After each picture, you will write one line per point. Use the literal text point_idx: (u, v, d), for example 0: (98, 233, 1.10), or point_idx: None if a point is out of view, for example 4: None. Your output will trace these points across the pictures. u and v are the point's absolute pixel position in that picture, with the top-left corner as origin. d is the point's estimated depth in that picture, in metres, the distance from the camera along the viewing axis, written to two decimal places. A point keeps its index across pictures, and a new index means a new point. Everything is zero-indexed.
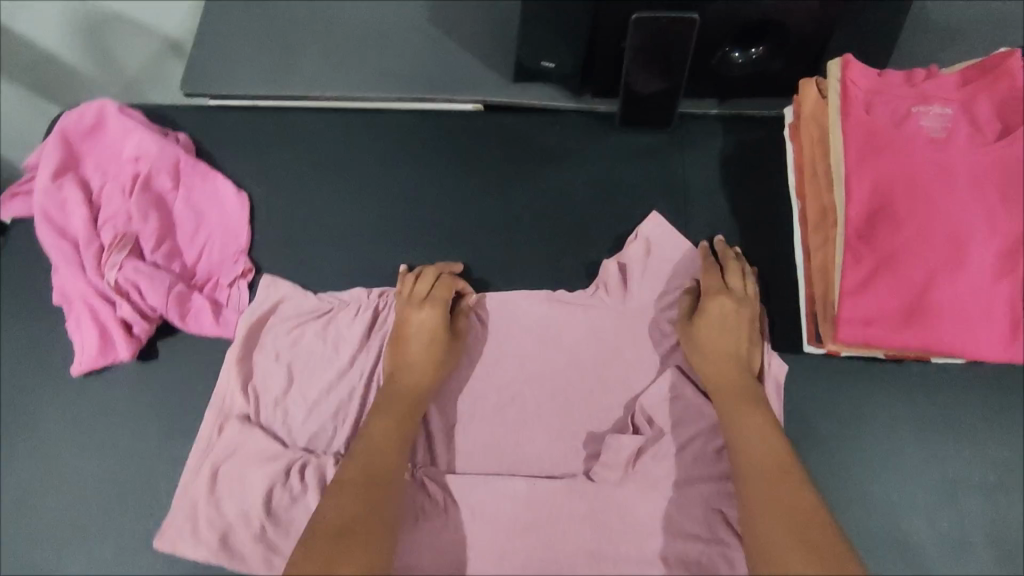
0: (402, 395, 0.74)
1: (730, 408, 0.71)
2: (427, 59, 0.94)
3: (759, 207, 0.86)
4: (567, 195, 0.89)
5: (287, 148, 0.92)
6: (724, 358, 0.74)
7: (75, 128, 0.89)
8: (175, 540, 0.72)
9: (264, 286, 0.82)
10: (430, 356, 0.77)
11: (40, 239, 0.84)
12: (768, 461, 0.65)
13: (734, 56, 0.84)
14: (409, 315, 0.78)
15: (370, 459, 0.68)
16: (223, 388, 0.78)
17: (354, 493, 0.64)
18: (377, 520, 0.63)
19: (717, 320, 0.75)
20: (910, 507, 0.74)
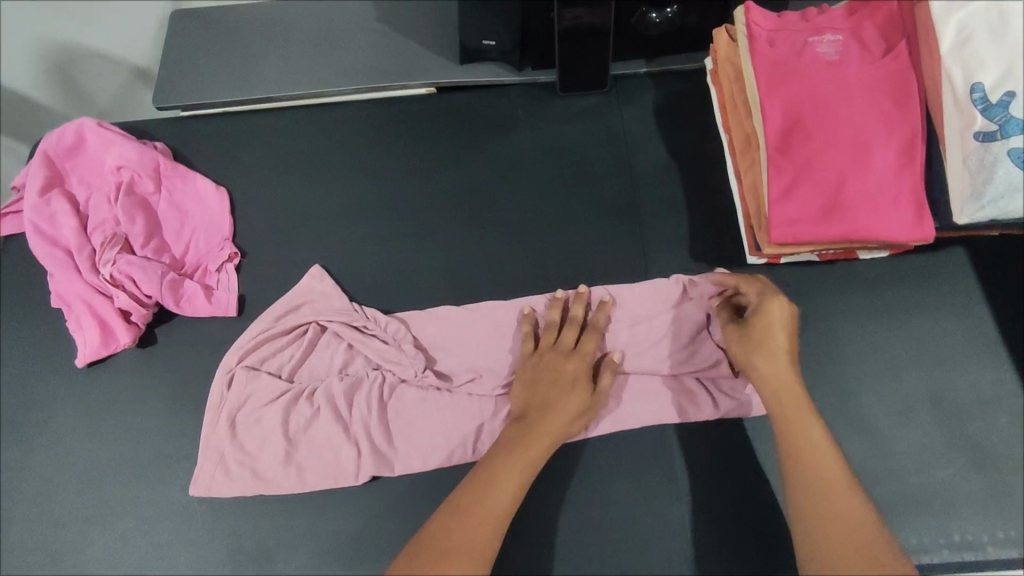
0: (547, 430, 0.73)
1: (802, 418, 0.69)
2: (379, 52, 1.02)
3: (692, 147, 0.96)
4: (520, 156, 0.96)
5: (258, 145, 0.99)
6: (789, 377, 0.71)
7: (57, 149, 0.95)
8: (209, 482, 0.78)
9: (314, 277, 0.87)
10: (580, 408, 0.76)
11: (35, 252, 0.89)
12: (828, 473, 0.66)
13: (652, 16, 0.95)
14: (553, 350, 0.80)
15: (498, 486, 0.68)
16: (236, 348, 0.83)
17: (496, 509, 0.66)
18: (476, 552, 0.63)
19: (784, 331, 0.72)
20: (866, 390, 0.80)
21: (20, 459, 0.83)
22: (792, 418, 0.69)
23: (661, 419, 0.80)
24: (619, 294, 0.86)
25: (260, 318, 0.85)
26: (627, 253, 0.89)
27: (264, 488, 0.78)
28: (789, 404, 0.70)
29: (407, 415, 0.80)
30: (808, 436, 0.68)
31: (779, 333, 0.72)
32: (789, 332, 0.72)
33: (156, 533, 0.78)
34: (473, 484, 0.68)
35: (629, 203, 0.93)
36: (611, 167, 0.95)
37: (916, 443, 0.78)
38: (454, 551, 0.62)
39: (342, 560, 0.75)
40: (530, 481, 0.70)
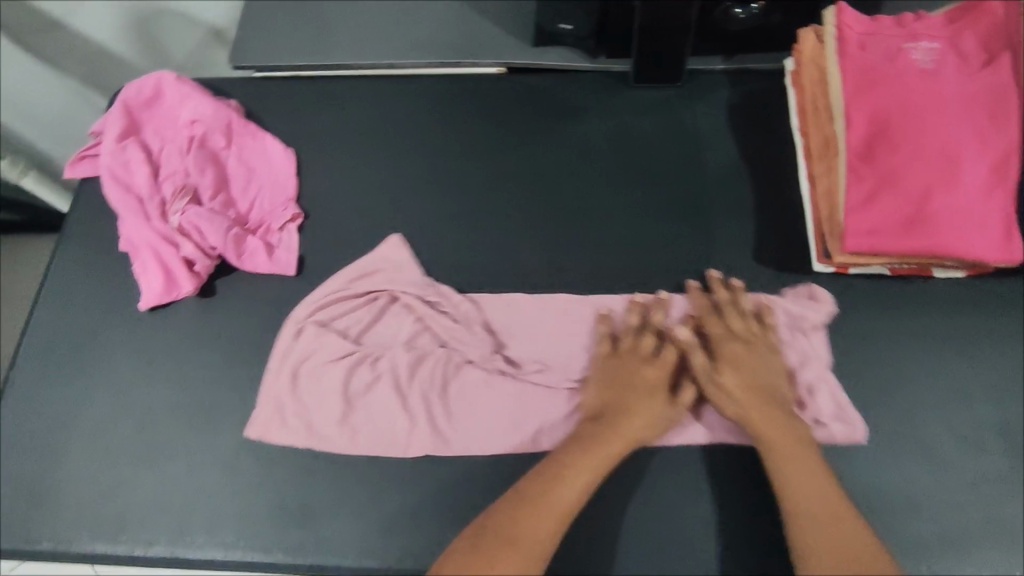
0: (620, 433, 0.74)
1: (776, 441, 0.72)
2: (453, 29, 1.03)
3: (764, 149, 0.94)
4: (589, 143, 0.95)
5: (327, 111, 1.00)
6: (756, 399, 0.74)
7: (135, 99, 0.97)
8: (268, 430, 0.79)
9: (394, 246, 0.88)
10: (659, 415, 0.75)
11: (108, 196, 0.92)
12: (821, 505, 0.68)
13: (737, 12, 0.92)
14: (636, 355, 0.79)
15: (566, 484, 0.70)
16: (307, 306, 0.84)
17: (564, 506, 0.69)
18: (538, 541, 0.67)
19: (729, 359, 0.77)
20: (928, 413, 0.78)
21: (76, 393, 0.84)
22: (771, 445, 0.72)
23: (731, 433, 0.77)
24: None
25: (333, 281, 0.86)
26: (690, 251, 0.88)
27: (321, 445, 0.79)
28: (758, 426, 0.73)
29: (471, 394, 0.80)
30: (792, 465, 0.71)
31: (733, 359, 0.77)
32: (742, 357, 0.77)
33: (201, 479, 0.79)
34: (544, 479, 0.70)
35: (695, 200, 0.91)
36: (680, 163, 0.93)
37: (978, 472, 0.75)
38: (516, 537, 0.66)
39: (382, 525, 0.75)
40: (597, 480, 0.71)
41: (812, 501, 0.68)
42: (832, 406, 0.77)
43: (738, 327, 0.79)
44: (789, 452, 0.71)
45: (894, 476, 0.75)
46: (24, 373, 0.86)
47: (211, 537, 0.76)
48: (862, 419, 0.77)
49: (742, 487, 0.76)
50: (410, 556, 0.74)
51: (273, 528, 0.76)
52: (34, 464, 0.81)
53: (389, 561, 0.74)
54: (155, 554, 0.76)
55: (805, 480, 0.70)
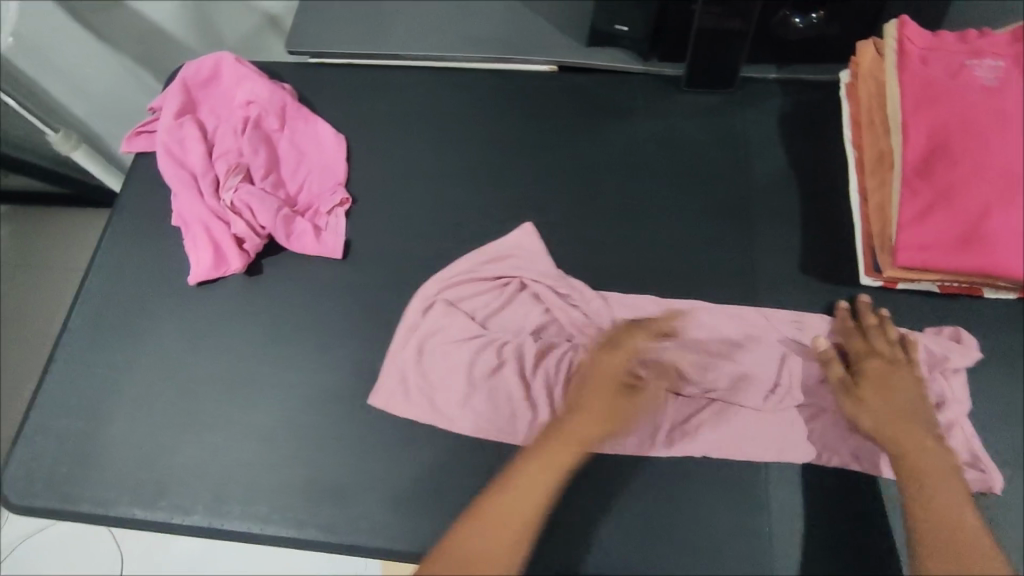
0: (568, 438, 0.72)
1: (915, 460, 0.70)
2: (507, 26, 1.04)
3: (815, 159, 0.93)
4: (637, 144, 0.95)
5: (379, 99, 1.01)
6: (905, 419, 0.72)
7: (194, 78, 1.00)
8: (389, 399, 0.80)
9: (527, 238, 0.88)
10: (578, 414, 0.74)
11: (163, 171, 0.94)
12: (958, 534, 0.64)
13: (796, 20, 0.93)
14: (592, 360, 0.78)
15: (519, 494, 0.68)
16: (442, 285, 0.85)
17: (528, 514, 0.67)
18: (500, 556, 0.65)
19: (875, 376, 0.76)
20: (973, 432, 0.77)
21: (124, 360, 0.86)
22: (912, 462, 0.70)
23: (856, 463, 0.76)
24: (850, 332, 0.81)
25: (466, 267, 0.86)
26: (736, 257, 0.88)
27: (436, 423, 0.79)
28: (900, 442, 0.71)
29: None
30: (930, 490, 0.68)
31: (875, 376, 0.76)
32: (884, 376, 0.75)
33: (241, 452, 0.80)
34: (497, 491, 0.69)
35: (742, 207, 0.91)
36: (728, 169, 0.93)
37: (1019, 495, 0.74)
38: (480, 552, 0.65)
39: (414, 509, 0.76)
40: (557, 487, 0.70)
41: (950, 522, 0.65)
42: (967, 451, 0.75)
43: (885, 350, 0.77)
44: (931, 472, 0.69)
45: None
46: (74, 338, 0.89)
47: (247, 509, 0.77)
48: (998, 469, 0.75)
49: (786, 493, 0.76)
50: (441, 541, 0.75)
51: (307, 504, 0.77)
52: (79, 427, 0.83)
53: (419, 545, 0.75)
54: (191, 522, 0.77)
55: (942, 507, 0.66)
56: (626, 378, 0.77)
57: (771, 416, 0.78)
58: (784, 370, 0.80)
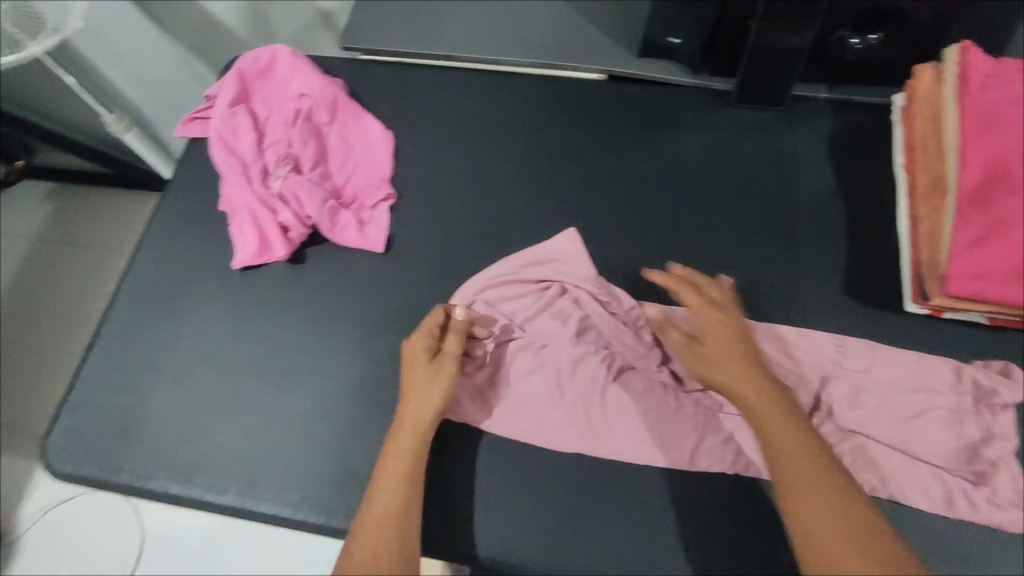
0: (409, 417, 0.75)
1: (768, 417, 0.68)
2: (558, 33, 1.05)
3: (864, 182, 0.92)
4: (682, 156, 0.95)
5: (427, 98, 1.03)
6: (728, 365, 0.72)
7: (250, 68, 1.02)
8: None
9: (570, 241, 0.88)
10: (423, 393, 0.76)
11: (214, 156, 0.96)
12: (834, 513, 0.61)
13: (853, 41, 0.91)
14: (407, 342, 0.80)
15: (393, 460, 0.72)
16: (482, 285, 0.86)
17: (391, 483, 0.71)
18: (384, 529, 0.67)
19: (706, 323, 0.75)
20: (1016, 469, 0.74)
21: (166, 338, 0.89)
22: (760, 419, 0.69)
23: (893, 493, 0.74)
24: (891, 359, 0.80)
25: (507, 268, 0.87)
26: (777, 275, 0.87)
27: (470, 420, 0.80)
28: (745, 398, 0.70)
29: (633, 399, 0.81)
30: (792, 465, 0.65)
31: (715, 325, 0.75)
32: (721, 325, 0.75)
33: (274, 436, 0.81)
34: (386, 461, 0.73)
35: (787, 226, 0.90)
36: (773, 186, 0.93)
37: None
38: (366, 523, 0.68)
39: (442, 504, 0.77)
40: (416, 466, 0.72)
41: (800, 479, 0.64)
42: (1014, 491, 0.73)
43: (714, 297, 0.78)
44: (777, 430, 0.67)
45: (971, 529, 0.73)
46: (119, 313, 0.91)
47: (277, 492, 0.79)
48: None
49: None
50: (466, 539, 0.75)
51: (336, 492, 0.78)
52: (121, 400, 0.85)
53: (445, 540, 0.76)
54: (223, 500, 0.79)
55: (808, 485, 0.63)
56: (432, 349, 0.79)
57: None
58: (823, 394, 0.79)
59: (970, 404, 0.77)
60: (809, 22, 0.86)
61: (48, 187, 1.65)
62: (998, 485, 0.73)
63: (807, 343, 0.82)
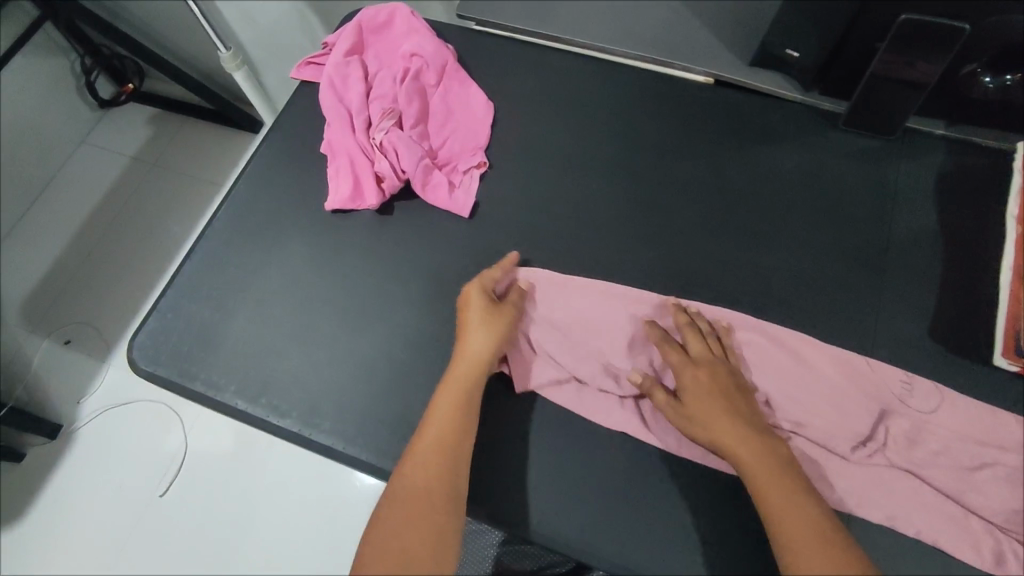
0: (462, 367, 0.77)
1: (752, 456, 0.68)
2: (671, 30, 1.05)
3: (969, 226, 0.88)
4: (779, 171, 0.94)
5: (531, 76, 1.04)
6: (737, 431, 0.70)
7: (369, 22, 1.06)
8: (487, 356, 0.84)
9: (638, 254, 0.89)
10: (479, 331, 0.79)
11: (322, 101, 1.00)
12: (802, 530, 0.63)
13: (985, 79, 0.87)
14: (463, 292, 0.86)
15: (445, 399, 0.74)
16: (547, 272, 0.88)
17: (443, 416, 0.73)
18: (431, 468, 0.69)
19: (697, 385, 0.73)
20: None
21: (254, 265, 0.94)
22: (776, 505, 0.65)
23: (949, 546, 0.71)
24: (965, 409, 0.77)
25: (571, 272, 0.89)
26: (858, 305, 0.85)
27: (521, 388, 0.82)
28: (756, 480, 0.67)
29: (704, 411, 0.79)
30: (765, 484, 0.66)
31: (698, 397, 0.73)
32: (701, 399, 0.73)
33: (338, 373, 0.85)
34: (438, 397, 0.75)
35: (878, 258, 0.87)
36: (870, 216, 0.90)
37: None
38: (416, 462, 0.70)
39: (488, 466, 0.79)
40: (465, 412, 0.74)
41: (773, 497, 0.65)
42: None
43: (699, 351, 0.77)
44: (800, 519, 0.64)
45: None
46: (213, 234, 0.97)
47: (335, 427, 0.82)
48: None
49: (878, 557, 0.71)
50: (506, 504, 0.77)
51: (389, 437, 0.81)
52: (205, 316, 0.91)
53: (485, 502, 0.77)
54: (283, 425, 0.83)
55: (781, 503, 0.65)
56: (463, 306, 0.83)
57: (865, 471, 0.75)
58: (880, 426, 0.77)
59: None
60: (940, 56, 0.83)
61: (153, 111, 1.75)
62: None
63: (876, 373, 0.79)
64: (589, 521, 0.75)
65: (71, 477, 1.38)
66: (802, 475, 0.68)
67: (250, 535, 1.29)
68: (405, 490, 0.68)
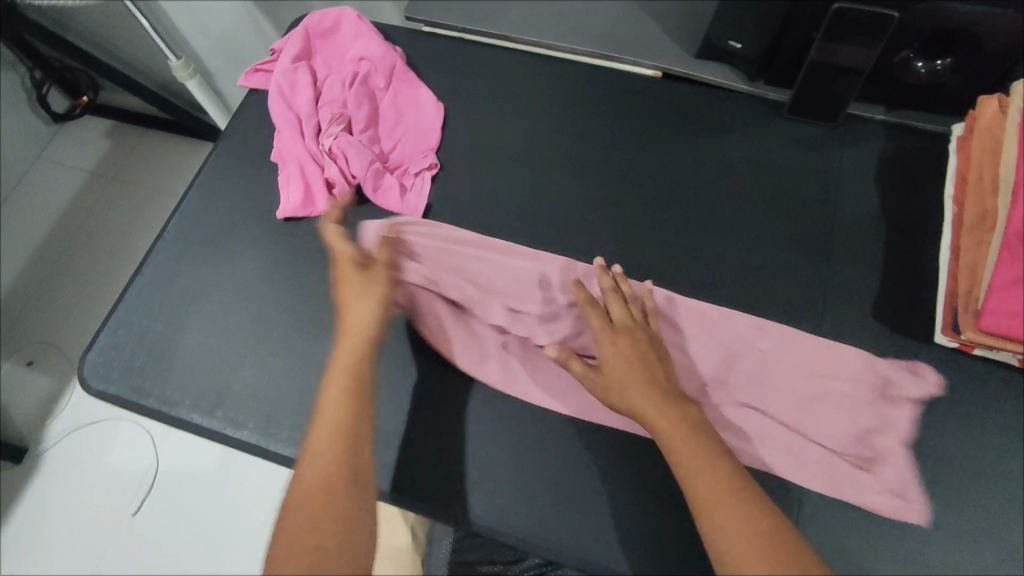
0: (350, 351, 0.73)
1: (658, 414, 0.68)
2: (618, 26, 1.06)
3: (908, 209, 0.90)
4: (725, 161, 0.95)
5: (482, 76, 1.05)
6: (650, 394, 0.70)
7: (316, 27, 1.05)
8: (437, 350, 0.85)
9: (592, 246, 0.90)
10: (369, 296, 0.77)
11: (271, 108, 0.99)
12: (710, 483, 0.62)
13: (918, 65, 0.89)
14: (335, 252, 0.82)
15: (331, 391, 0.69)
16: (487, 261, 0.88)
17: (335, 404, 0.67)
18: (324, 470, 0.63)
19: (614, 356, 0.73)
20: (1013, 511, 0.75)
21: (208, 276, 0.93)
22: (681, 459, 0.65)
23: (889, 520, 0.75)
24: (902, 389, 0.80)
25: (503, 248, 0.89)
26: (806, 290, 0.86)
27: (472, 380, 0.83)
28: (669, 439, 0.67)
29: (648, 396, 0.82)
30: (672, 440, 0.66)
31: (612, 361, 0.73)
32: (615, 362, 0.73)
33: (295, 381, 0.85)
34: (329, 384, 0.70)
35: (823, 243, 0.89)
36: (815, 201, 0.92)
37: None
38: (307, 470, 0.63)
39: (448, 467, 0.79)
40: (357, 400, 0.68)
41: (680, 451, 0.65)
42: (1000, 530, 0.75)
43: (619, 317, 0.77)
44: (705, 470, 0.63)
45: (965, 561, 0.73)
46: (164, 247, 0.96)
47: (292, 435, 0.82)
48: None
49: (825, 533, 0.74)
50: (466, 502, 0.77)
51: None
52: (157, 329, 0.90)
53: (445, 502, 0.77)
54: (240, 436, 0.82)
55: (690, 457, 0.65)
56: (357, 263, 0.80)
57: (804, 443, 0.78)
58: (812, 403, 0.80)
59: (970, 443, 0.78)
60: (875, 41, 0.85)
61: (108, 123, 1.72)
62: (990, 523, 0.75)
63: (803, 349, 0.82)
64: (548, 515, 0.76)
65: (37, 498, 1.36)
66: (713, 432, 0.68)
67: (224, 545, 1.28)
68: (302, 500, 0.62)
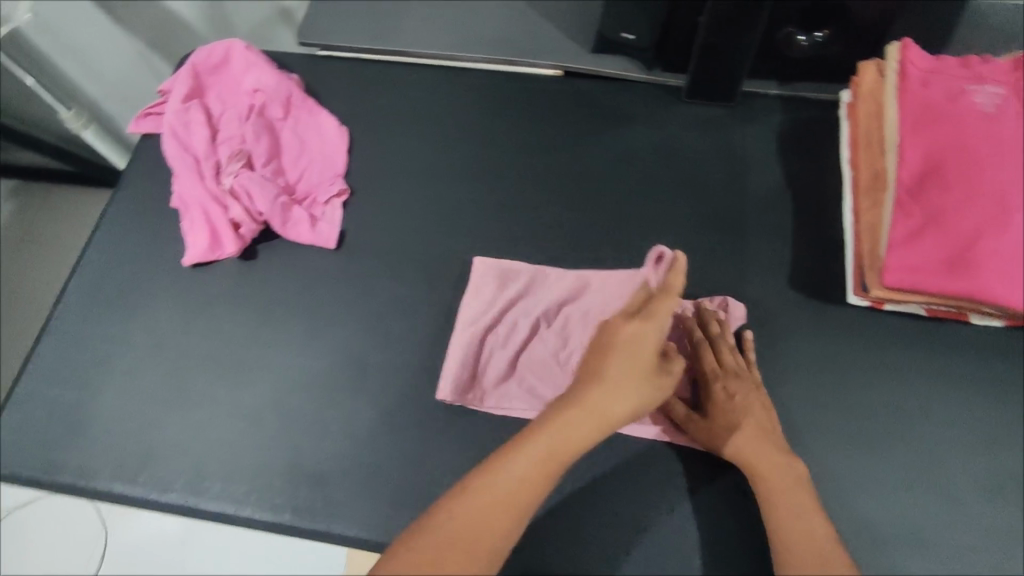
0: (569, 431, 0.65)
1: (767, 468, 0.71)
2: (512, 29, 1.05)
3: (809, 177, 0.93)
4: (632, 151, 0.96)
5: (382, 95, 1.03)
6: (766, 449, 0.72)
7: (203, 62, 1.00)
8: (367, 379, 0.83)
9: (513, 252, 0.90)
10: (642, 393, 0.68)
11: (165, 152, 0.94)
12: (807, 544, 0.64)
13: (799, 38, 0.93)
14: (625, 328, 0.69)
15: (527, 464, 0.62)
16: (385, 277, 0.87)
17: (521, 478, 0.62)
18: (481, 545, 0.58)
19: (725, 404, 0.75)
20: (937, 453, 0.78)
21: (117, 336, 0.88)
22: (780, 515, 0.67)
23: (826, 480, 0.77)
24: (820, 353, 0.83)
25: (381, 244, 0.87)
26: (725, 269, 0.88)
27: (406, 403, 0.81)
28: (773, 496, 0.69)
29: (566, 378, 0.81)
30: (776, 498, 0.69)
31: (731, 410, 0.75)
32: (733, 411, 0.75)
33: (222, 432, 0.81)
34: (517, 458, 0.63)
35: (735, 220, 0.91)
36: (722, 180, 0.94)
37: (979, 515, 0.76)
38: (455, 538, 0.58)
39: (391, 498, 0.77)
40: (548, 484, 0.63)
41: (779, 507, 0.68)
42: (931, 472, 0.77)
43: (731, 364, 0.78)
44: (809, 530, 0.66)
45: (899, 509, 0.76)
46: (67, 311, 0.90)
47: (225, 489, 0.78)
48: (971, 493, 0.77)
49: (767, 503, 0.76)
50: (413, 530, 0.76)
51: (284, 489, 0.78)
52: (68, 399, 0.84)
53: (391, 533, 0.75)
54: (169, 497, 0.78)
55: (796, 515, 0.67)
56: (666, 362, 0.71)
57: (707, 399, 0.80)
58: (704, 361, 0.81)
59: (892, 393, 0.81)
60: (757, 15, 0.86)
61: None
62: (918, 467, 0.78)
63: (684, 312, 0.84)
64: None
65: None
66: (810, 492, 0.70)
67: None
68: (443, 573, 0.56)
